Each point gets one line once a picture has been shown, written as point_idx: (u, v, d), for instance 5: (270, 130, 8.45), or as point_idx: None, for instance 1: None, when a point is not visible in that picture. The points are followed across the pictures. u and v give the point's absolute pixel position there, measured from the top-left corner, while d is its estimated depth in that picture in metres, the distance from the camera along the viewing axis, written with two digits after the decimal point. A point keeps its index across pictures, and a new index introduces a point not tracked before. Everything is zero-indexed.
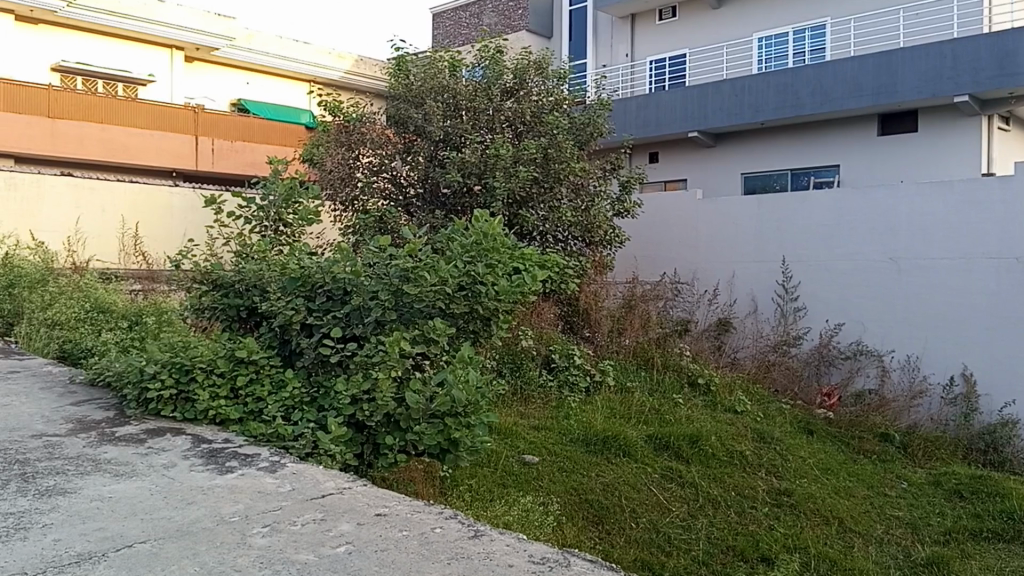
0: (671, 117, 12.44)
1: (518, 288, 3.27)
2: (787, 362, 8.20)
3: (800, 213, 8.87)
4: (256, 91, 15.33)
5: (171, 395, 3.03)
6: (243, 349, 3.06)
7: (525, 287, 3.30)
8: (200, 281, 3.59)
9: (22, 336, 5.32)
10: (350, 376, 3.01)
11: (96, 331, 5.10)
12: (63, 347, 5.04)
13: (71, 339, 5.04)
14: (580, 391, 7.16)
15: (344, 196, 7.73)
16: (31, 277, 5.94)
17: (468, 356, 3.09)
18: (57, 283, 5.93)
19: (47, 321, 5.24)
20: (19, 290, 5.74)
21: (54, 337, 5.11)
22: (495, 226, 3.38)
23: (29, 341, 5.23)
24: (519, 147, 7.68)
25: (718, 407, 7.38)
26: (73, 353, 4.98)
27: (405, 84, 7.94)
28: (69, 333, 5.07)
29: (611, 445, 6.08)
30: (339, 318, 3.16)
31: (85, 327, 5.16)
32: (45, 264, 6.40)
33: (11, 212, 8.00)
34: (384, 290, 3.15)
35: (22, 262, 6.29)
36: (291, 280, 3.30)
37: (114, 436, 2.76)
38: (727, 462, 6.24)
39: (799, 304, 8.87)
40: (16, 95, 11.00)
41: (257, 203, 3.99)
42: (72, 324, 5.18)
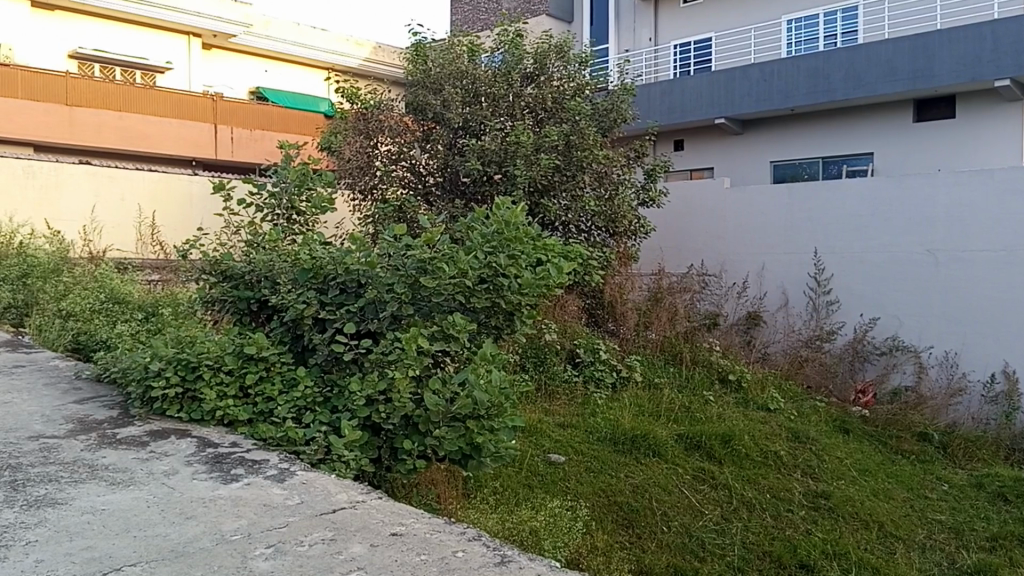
0: (697, 103, 12.02)
1: (543, 280, 3.04)
2: (819, 358, 7.85)
3: (832, 201, 8.48)
4: (275, 79, 15.23)
5: (177, 394, 2.83)
6: (253, 345, 2.85)
7: (549, 278, 3.07)
8: (208, 272, 3.40)
9: (35, 326, 5.21)
10: (365, 374, 2.80)
11: (111, 322, 4.98)
12: (78, 339, 4.92)
13: (85, 331, 4.92)
14: (605, 387, 6.89)
15: (362, 185, 7.53)
16: (44, 266, 5.83)
17: (491, 354, 2.85)
18: (71, 274, 5.81)
19: (61, 312, 5.13)
20: (33, 280, 5.63)
21: (68, 328, 4.99)
22: (517, 214, 3.13)
23: (42, 332, 5.12)
24: (541, 134, 7.40)
25: (750, 404, 7.09)
26: (87, 345, 4.86)
27: (423, 69, 7.70)
28: (82, 324, 4.96)
29: (639, 445, 5.83)
30: (354, 312, 2.95)
31: (99, 319, 5.04)
32: (60, 253, 6.29)
33: (29, 200, 7.92)
34: (400, 283, 2.92)
35: (36, 251, 6.18)
36: (303, 271, 3.09)
37: (116, 439, 2.58)
38: (761, 462, 5.96)
39: (831, 297, 8.49)
40: (34, 83, 10.93)
41: (268, 189, 3.79)
42: (87, 315, 5.06)
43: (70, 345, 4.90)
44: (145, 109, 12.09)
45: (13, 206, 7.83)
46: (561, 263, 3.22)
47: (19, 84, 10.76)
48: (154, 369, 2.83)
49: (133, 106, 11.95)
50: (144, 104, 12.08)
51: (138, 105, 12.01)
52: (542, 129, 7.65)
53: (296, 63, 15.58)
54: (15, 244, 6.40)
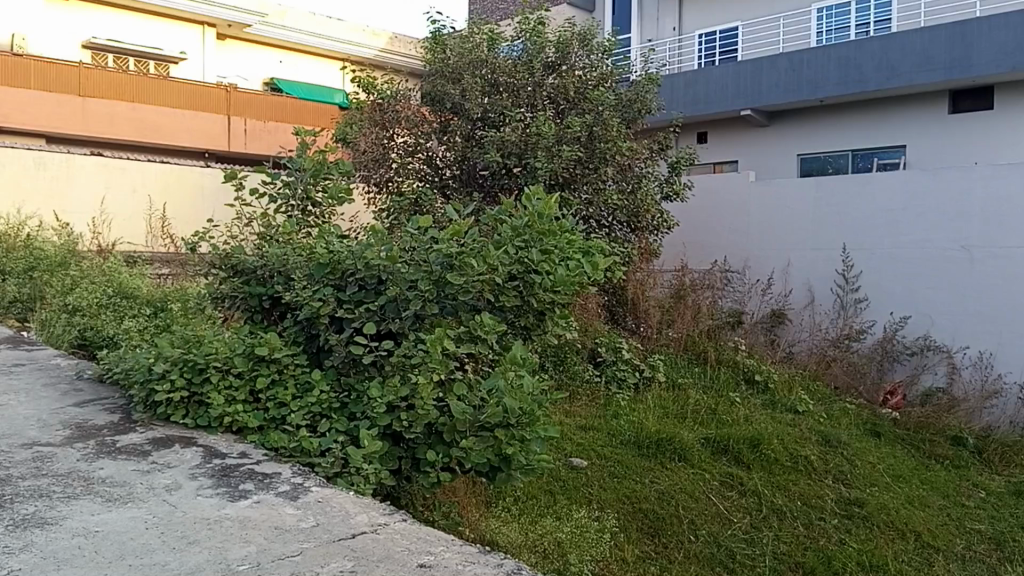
0: (720, 94, 11.68)
1: (579, 276, 2.83)
2: (848, 358, 7.55)
3: (863, 196, 8.15)
4: (289, 70, 15.05)
5: (182, 398, 2.62)
6: (265, 345, 2.63)
7: (586, 274, 2.86)
8: (218, 265, 3.19)
9: (39, 320, 5.04)
10: (387, 380, 2.57)
11: (119, 317, 4.80)
12: (84, 334, 4.75)
13: (92, 326, 4.75)
14: (628, 388, 6.62)
15: (378, 177, 7.31)
16: (53, 260, 5.68)
17: (520, 357, 2.64)
18: (79, 267, 5.65)
19: (66, 306, 4.96)
20: (41, 273, 5.47)
21: (73, 323, 4.81)
22: (551, 204, 2.90)
23: (46, 327, 4.95)
24: (562, 125, 7.13)
25: (778, 406, 6.81)
26: (95, 340, 4.69)
27: (441, 58, 7.45)
28: (89, 319, 4.79)
29: (665, 449, 5.57)
30: (374, 311, 2.71)
31: (108, 314, 4.86)
32: (69, 246, 6.14)
33: (40, 192, 7.79)
34: (425, 280, 2.70)
35: (45, 244, 6.02)
36: (320, 265, 2.86)
37: (115, 448, 2.38)
38: (791, 468, 5.68)
39: (859, 295, 8.16)
40: (48, 73, 10.83)
41: (283, 178, 3.56)
42: (94, 310, 4.88)
43: (74, 341, 4.72)
44: (158, 101, 11.97)
45: (22, 198, 7.69)
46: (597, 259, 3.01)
47: (32, 74, 10.68)
48: (158, 372, 2.62)
49: (146, 97, 11.83)
50: (158, 95, 11.96)
51: (151, 96, 11.89)
52: (563, 120, 7.39)
53: (312, 54, 15.41)
54: (23, 236, 6.25)
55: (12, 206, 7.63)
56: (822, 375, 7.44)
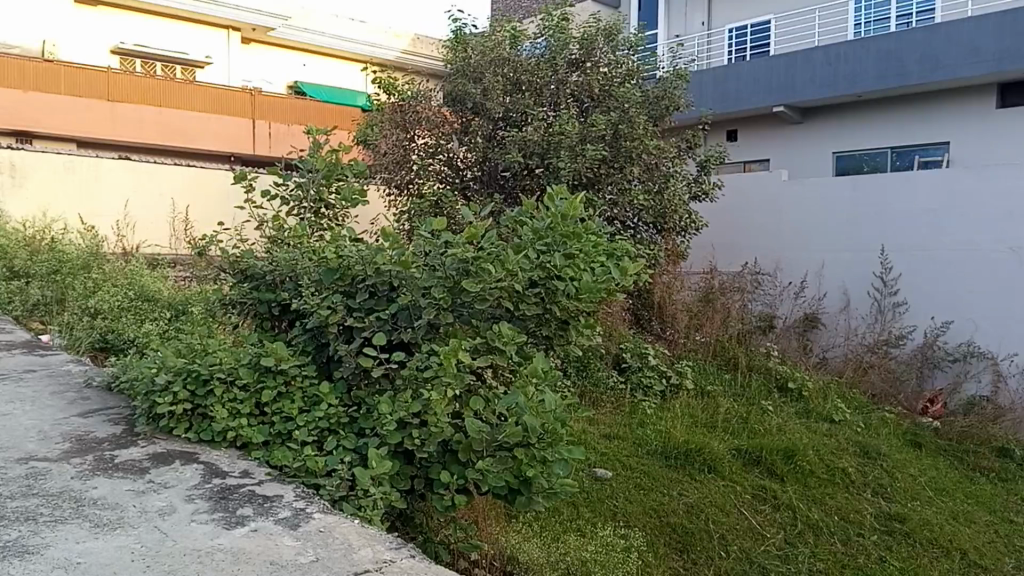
0: (752, 91, 11.37)
1: (604, 283, 2.67)
2: (886, 364, 7.20)
3: (902, 196, 7.79)
4: (313, 72, 15.07)
5: (186, 410, 2.47)
6: (270, 354, 2.47)
7: (612, 280, 2.69)
8: (228, 270, 3.06)
9: (60, 324, 4.99)
10: (399, 394, 2.40)
11: (139, 320, 4.73)
12: (105, 337, 4.67)
13: (112, 329, 4.66)
14: (654, 396, 6.37)
15: (399, 179, 7.15)
16: (76, 263, 5.64)
17: (542, 370, 2.48)
18: (102, 269, 5.61)
19: (87, 309, 4.91)
20: (64, 275, 5.44)
21: (94, 326, 4.73)
22: (575, 206, 2.72)
23: (67, 330, 4.90)
24: (587, 123, 6.90)
25: (812, 415, 6.50)
26: (114, 344, 4.61)
27: (463, 57, 7.29)
28: (109, 322, 4.73)
29: (693, 460, 5.32)
30: (387, 319, 2.55)
31: (129, 316, 4.78)
32: (92, 249, 6.12)
33: (67, 196, 7.81)
34: (439, 286, 2.52)
35: (67, 246, 6.00)
36: (329, 269, 2.69)
37: (112, 464, 2.25)
38: (827, 480, 5.40)
39: (897, 298, 7.80)
40: (77, 77, 10.97)
41: (296, 180, 3.43)
42: (116, 313, 4.80)
43: (94, 345, 4.66)
44: (185, 104, 12.07)
45: (49, 202, 7.71)
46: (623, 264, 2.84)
47: (61, 78, 10.81)
48: (160, 384, 2.48)
49: (173, 101, 11.92)
50: (185, 98, 12.05)
51: (178, 100, 11.98)
52: (587, 119, 7.17)
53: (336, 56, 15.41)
54: (47, 240, 6.24)
55: (38, 209, 7.64)
56: (861, 384, 7.11)
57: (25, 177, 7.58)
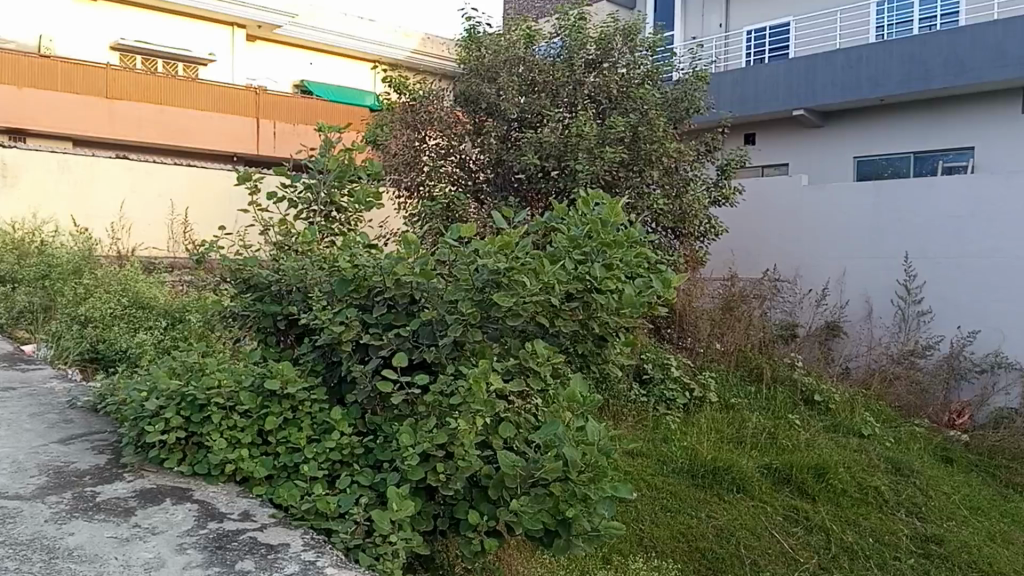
0: (770, 93, 11.09)
1: (648, 295, 2.41)
2: (910, 374, 6.78)
3: (931, 201, 7.47)
4: (320, 72, 14.87)
5: (180, 439, 2.19)
6: (276, 376, 2.21)
7: (656, 292, 2.44)
8: (229, 278, 2.79)
9: (48, 333, 4.71)
10: (422, 423, 2.12)
11: (133, 330, 4.49)
12: (96, 347, 4.42)
13: (104, 339, 4.41)
14: (677, 410, 6.03)
15: (408, 182, 6.84)
16: (67, 268, 5.39)
17: (580, 395, 2.21)
18: (94, 275, 5.33)
19: (76, 317, 4.64)
20: (54, 281, 5.19)
21: (86, 335, 4.47)
22: (616, 211, 2.48)
23: (55, 339, 4.63)
24: (605, 125, 6.62)
25: (839, 429, 6.15)
26: (107, 354, 4.36)
27: (476, 56, 7.02)
28: (101, 331, 4.47)
29: (721, 479, 4.99)
30: (407, 337, 2.28)
31: (121, 325, 4.52)
32: (84, 253, 5.86)
33: (62, 196, 7.90)
34: (467, 300, 2.25)
35: (59, 250, 5.75)
36: (343, 280, 2.42)
37: (94, 504, 1.97)
38: (861, 500, 5.07)
39: (922, 307, 7.48)
40: (74, 74, 10.75)
41: (305, 181, 3.16)
42: (108, 321, 4.55)
43: (84, 355, 4.43)
44: (186, 103, 11.85)
45: (44, 202, 7.80)
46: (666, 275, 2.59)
47: (59, 75, 10.61)
48: (150, 409, 2.19)
49: (174, 100, 11.70)
50: (186, 97, 11.84)
51: (178, 99, 11.76)
52: (605, 120, 6.88)
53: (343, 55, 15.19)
54: (37, 243, 6.01)
55: (29, 210, 7.66)
56: (884, 394, 6.68)
57: (16, 178, 7.63)
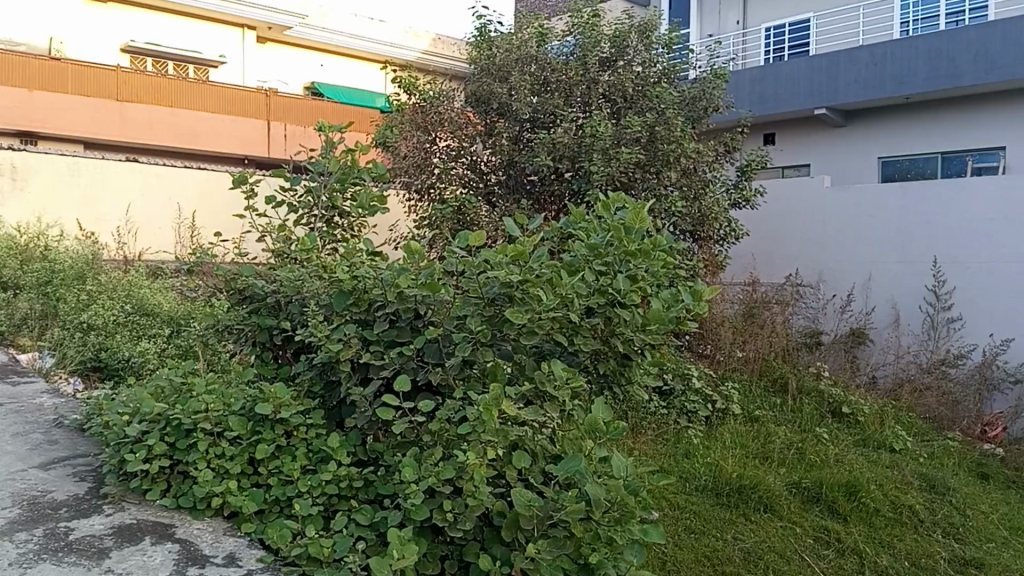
0: (791, 92, 10.78)
1: (676, 311, 2.21)
2: (943, 386, 6.40)
3: (961, 204, 7.17)
4: (330, 73, 14.79)
5: (164, 468, 2.01)
6: (268, 400, 2.03)
7: (686, 307, 2.24)
8: (223, 290, 2.61)
9: (50, 341, 4.58)
10: (429, 453, 1.93)
11: (136, 337, 4.36)
12: (98, 355, 4.29)
13: (106, 347, 4.28)
14: (699, 423, 5.75)
15: (419, 184, 6.59)
16: (69, 274, 5.25)
17: (602, 423, 2.01)
18: (98, 280, 5.20)
19: (78, 325, 4.50)
20: (56, 288, 5.06)
21: (87, 343, 4.34)
22: (642, 218, 2.28)
23: (56, 347, 4.50)
24: (621, 125, 6.39)
25: (867, 443, 5.79)
26: (109, 363, 4.23)
27: (487, 55, 6.81)
28: (102, 339, 4.32)
29: (748, 497, 4.73)
30: (412, 357, 2.08)
31: (124, 333, 4.39)
32: (89, 258, 5.73)
33: (70, 199, 7.86)
34: (476, 316, 2.04)
35: (64, 256, 5.63)
36: (341, 292, 2.21)
37: (66, 543, 1.79)
38: (894, 521, 4.77)
39: (952, 313, 7.17)
40: (85, 77, 10.74)
41: (306, 184, 2.98)
42: (111, 328, 4.41)
43: (86, 363, 4.29)
44: (197, 105, 11.82)
45: (51, 206, 7.77)
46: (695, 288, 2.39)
47: (69, 78, 10.63)
48: (131, 436, 2.00)
49: (184, 103, 11.68)
50: (197, 100, 11.80)
51: (189, 101, 11.74)
52: (621, 120, 6.64)
53: (354, 57, 15.10)
54: (42, 248, 5.91)
55: (34, 213, 7.62)
56: (913, 403, 6.30)
57: (26, 180, 7.61)
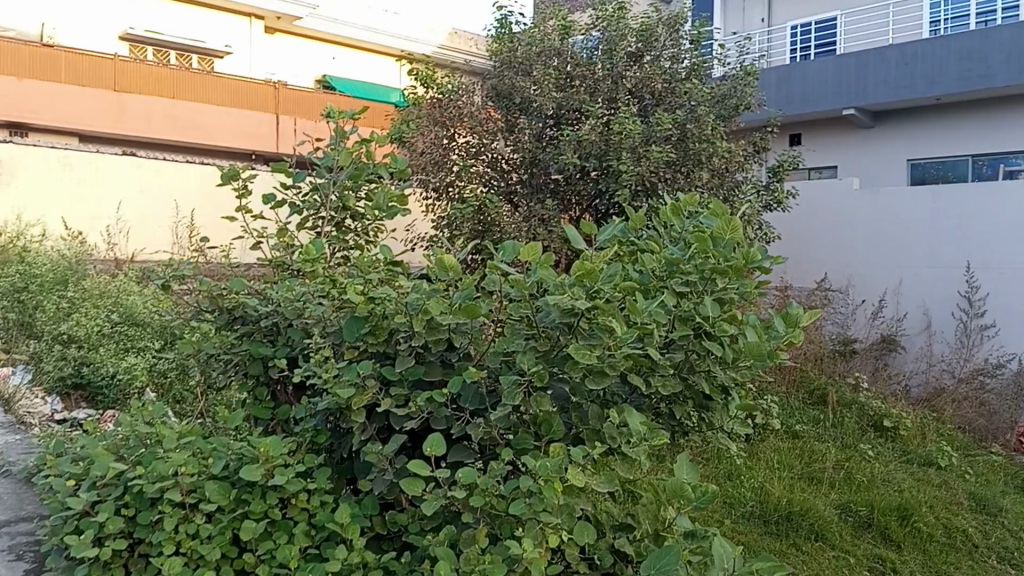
0: (820, 90, 10.25)
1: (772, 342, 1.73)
2: (980, 396, 5.84)
3: (998, 209, 6.63)
4: (342, 66, 14.39)
5: (121, 550, 1.58)
6: (258, 460, 1.59)
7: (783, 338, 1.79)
8: (205, 308, 2.16)
9: (27, 355, 4.17)
10: (471, 535, 1.46)
11: (121, 351, 3.97)
12: (80, 369, 3.91)
13: (90, 361, 3.89)
14: (739, 440, 5.11)
15: (437, 182, 6.09)
16: (48, 279, 4.85)
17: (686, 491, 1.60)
18: (82, 287, 4.78)
19: (59, 336, 4.10)
20: (36, 297, 4.64)
21: (68, 357, 3.94)
22: (734, 228, 1.75)
23: (34, 362, 4.10)
24: (651, 122, 5.89)
25: (910, 458, 5.19)
26: (93, 379, 3.84)
27: (509, 47, 6.31)
28: (85, 353, 3.93)
29: (798, 525, 4.07)
30: (444, 403, 1.61)
31: (109, 345, 4.00)
32: (71, 261, 5.30)
33: (62, 196, 7.50)
34: (528, 353, 1.55)
35: (42, 258, 5.21)
36: (354, 317, 1.76)
37: None
38: (951, 547, 4.11)
39: (984, 320, 6.58)
40: (78, 65, 10.28)
41: (311, 182, 2.52)
42: (94, 340, 4.03)
43: (66, 381, 3.89)
44: (198, 97, 11.42)
45: (39, 204, 7.37)
46: (785, 312, 1.91)
47: (61, 66, 10.17)
48: (77, 509, 1.58)
49: (187, 94, 11.29)
50: (197, 90, 11.38)
51: (192, 92, 11.34)
52: (650, 117, 6.13)
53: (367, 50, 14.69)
54: (20, 250, 5.54)
55: (17, 212, 7.17)
56: (950, 414, 5.73)
57: (13, 175, 7.22)
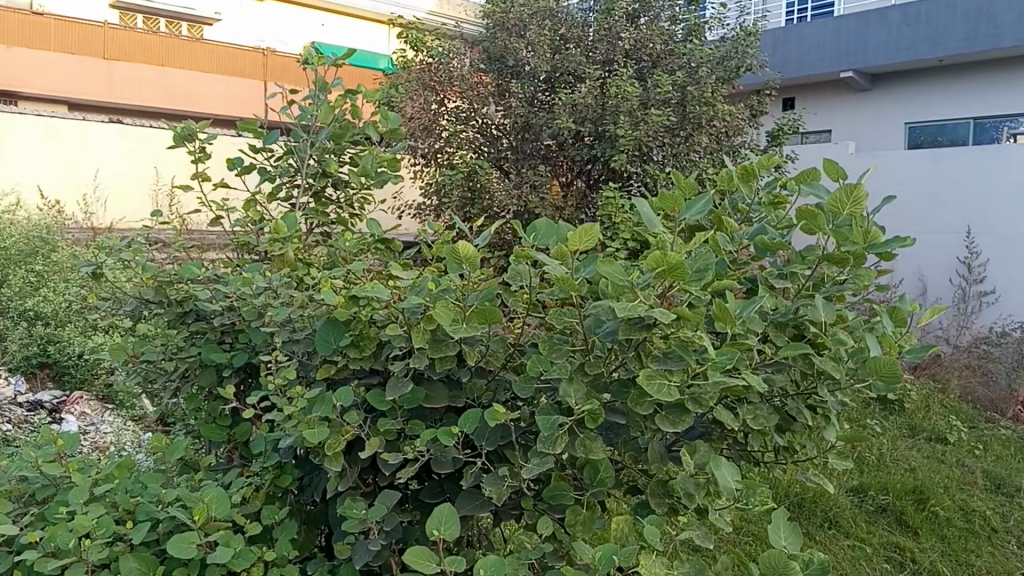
0: (818, 53, 9.75)
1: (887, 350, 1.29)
2: (987, 364, 5.41)
3: (1001, 172, 6.17)
4: (332, 34, 13.57)
5: None
6: (196, 522, 1.16)
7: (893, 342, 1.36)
8: (150, 300, 1.70)
9: None
10: None
11: (89, 330, 3.98)
12: (48, 347, 3.92)
13: (58, 338, 3.93)
14: None
15: (425, 149, 5.59)
16: (16, 251, 4.49)
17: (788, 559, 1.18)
18: (51, 259, 4.49)
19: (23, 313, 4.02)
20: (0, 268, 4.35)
21: (35, 335, 3.93)
22: (858, 198, 1.25)
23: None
24: (649, 84, 5.36)
25: (919, 434, 4.82)
26: (64, 356, 3.88)
27: (500, 8, 5.71)
28: (52, 330, 3.95)
29: (810, 512, 3.65)
30: (455, 443, 1.17)
31: (76, 322, 4.02)
32: (46, 228, 4.91)
33: (44, 163, 7.06)
34: (575, 379, 1.11)
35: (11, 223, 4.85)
36: (331, 322, 1.29)
37: None
38: (970, 531, 3.64)
39: (983, 287, 6.23)
40: (68, 32, 9.76)
41: (287, 145, 2.03)
42: (61, 317, 4.03)
43: (32, 359, 3.91)
44: (187, 64, 10.77)
45: (17, 171, 6.93)
46: (894, 308, 1.43)
47: (51, 33, 9.65)
48: None
49: (177, 60, 10.64)
50: (188, 58, 10.75)
51: (185, 60, 10.72)
52: (647, 81, 5.59)
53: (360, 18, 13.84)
54: None
55: None
56: (955, 384, 5.35)
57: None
